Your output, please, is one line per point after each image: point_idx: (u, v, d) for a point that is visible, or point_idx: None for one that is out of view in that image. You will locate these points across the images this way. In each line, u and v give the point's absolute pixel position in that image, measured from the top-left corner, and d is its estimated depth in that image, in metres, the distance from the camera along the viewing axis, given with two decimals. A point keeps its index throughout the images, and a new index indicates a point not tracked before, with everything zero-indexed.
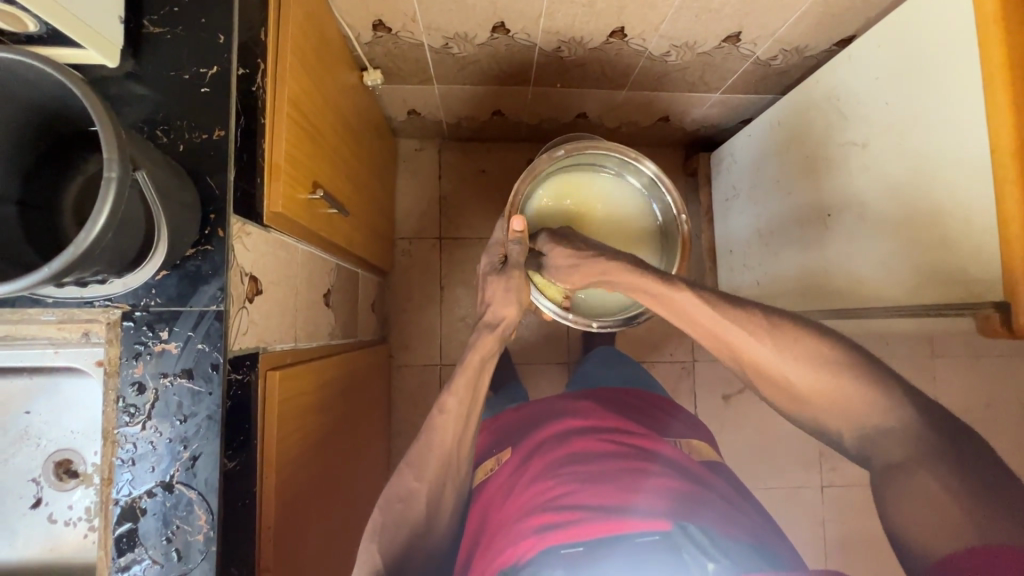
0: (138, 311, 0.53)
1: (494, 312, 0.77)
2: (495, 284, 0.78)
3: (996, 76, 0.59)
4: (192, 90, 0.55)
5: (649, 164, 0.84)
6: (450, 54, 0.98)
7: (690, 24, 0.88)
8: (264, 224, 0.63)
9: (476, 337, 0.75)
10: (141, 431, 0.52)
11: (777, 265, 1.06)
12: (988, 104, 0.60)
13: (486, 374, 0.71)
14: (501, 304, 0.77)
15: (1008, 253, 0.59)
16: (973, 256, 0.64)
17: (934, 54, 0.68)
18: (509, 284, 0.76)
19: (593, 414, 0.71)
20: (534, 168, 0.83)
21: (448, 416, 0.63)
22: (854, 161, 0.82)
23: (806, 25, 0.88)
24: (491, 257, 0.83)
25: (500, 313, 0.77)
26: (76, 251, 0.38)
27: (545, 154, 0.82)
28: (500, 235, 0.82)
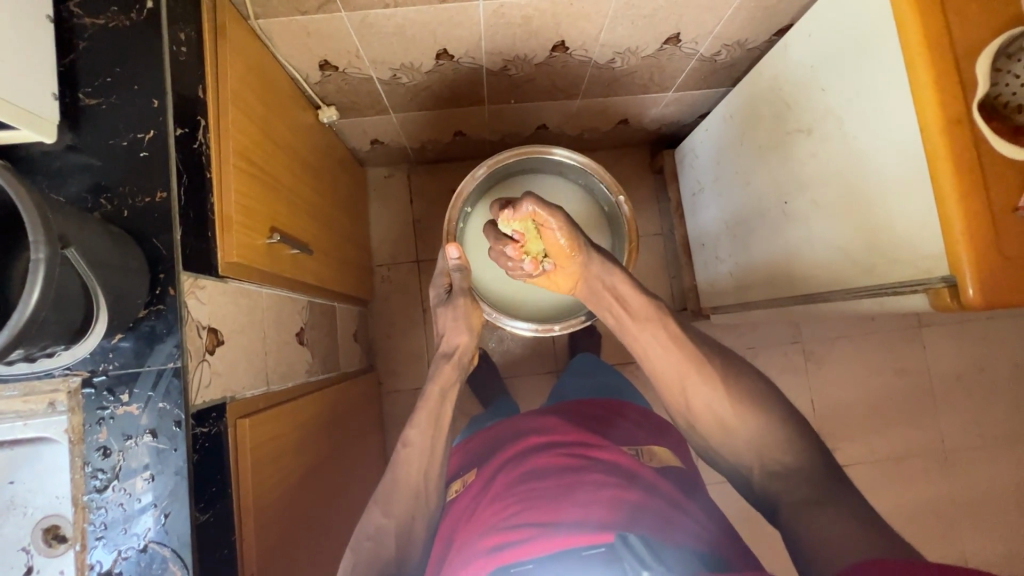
0: (98, 376, 0.54)
1: (448, 341, 0.78)
2: (445, 314, 0.79)
3: (918, 56, 0.60)
4: (132, 155, 0.57)
5: (561, 151, 0.88)
6: (400, 84, 1.00)
7: (628, 31, 0.90)
8: (222, 275, 0.64)
9: (434, 370, 0.76)
10: (110, 494, 0.53)
11: (745, 257, 1.06)
12: (913, 85, 0.61)
13: (449, 402, 0.73)
14: (454, 332, 0.79)
15: (948, 233, 0.59)
16: (914, 233, 0.65)
17: (861, 38, 0.69)
18: (456, 312, 0.78)
19: (555, 428, 0.72)
20: (461, 189, 0.87)
21: (412, 448, 0.67)
22: (801, 149, 0.84)
23: (741, 20, 0.89)
24: (437, 288, 0.82)
25: (454, 341, 0.79)
26: (11, 331, 0.39)
27: (468, 175, 0.86)
28: (443, 263, 0.82)
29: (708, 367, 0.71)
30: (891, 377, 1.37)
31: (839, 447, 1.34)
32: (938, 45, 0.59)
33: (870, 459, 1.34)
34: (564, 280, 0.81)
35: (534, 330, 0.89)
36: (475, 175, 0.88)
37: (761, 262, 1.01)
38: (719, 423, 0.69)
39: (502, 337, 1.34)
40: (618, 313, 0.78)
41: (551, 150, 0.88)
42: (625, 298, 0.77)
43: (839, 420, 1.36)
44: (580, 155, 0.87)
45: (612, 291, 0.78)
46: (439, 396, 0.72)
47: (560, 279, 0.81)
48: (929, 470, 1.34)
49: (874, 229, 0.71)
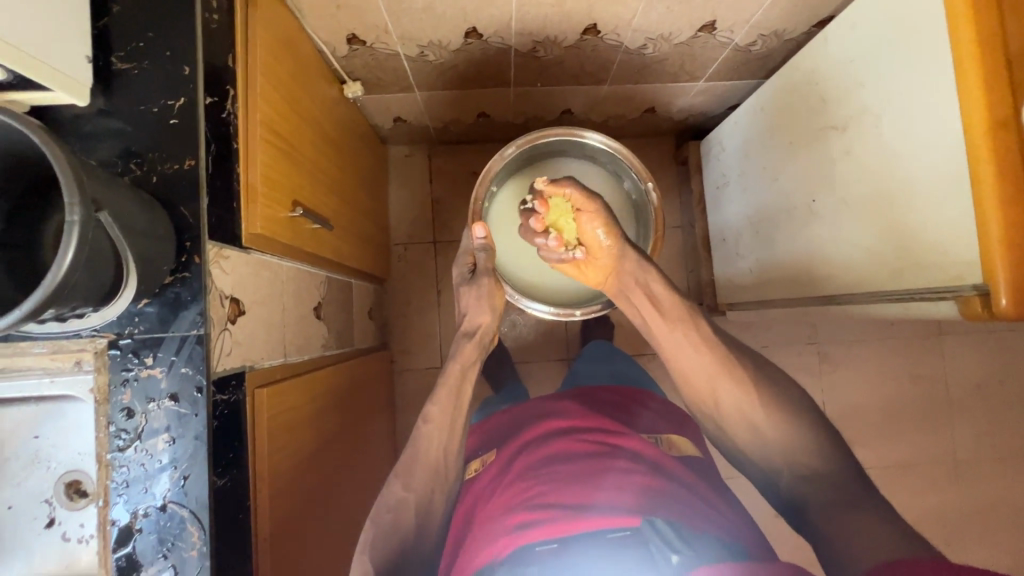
0: (123, 338, 0.55)
1: (471, 321, 0.80)
2: (467, 295, 0.81)
3: (966, 53, 0.58)
4: (162, 122, 0.57)
5: (593, 135, 0.86)
6: (427, 62, 0.99)
7: (663, 17, 0.87)
8: (245, 246, 0.65)
9: (455, 350, 0.78)
10: (132, 453, 0.54)
11: (768, 255, 1.04)
12: (959, 84, 0.59)
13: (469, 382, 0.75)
14: (477, 312, 0.80)
15: (985, 238, 0.58)
16: (947, 238, 0.63)
17: (907, 32, 0.66)
18: (480, 292, 0.79)
19: (577, 415, 0.72)
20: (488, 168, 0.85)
21: (432, 424, 0.67)
22: (834, 146, 0.81)
23: (780, 10, 0.87)
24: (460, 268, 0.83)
25: (477, 320, 0.80)
26: (48, 287, 0.39)
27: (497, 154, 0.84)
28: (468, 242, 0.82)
29: (737, 370, 0.69)
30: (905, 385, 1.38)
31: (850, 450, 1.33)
32: (990, 41, 0.57)
33: None
34: (595, 273, 0.83)
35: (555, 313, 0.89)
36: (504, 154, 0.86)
37: (783, 259, 0.99)
38: (750, 424, 0.65)
39: (515, 322, 1.34)
40: (648, 313, 0.80)
41: (583, 134, 0.87)
42: (657, 298, 0.79)
43: (852, 424, 1.34)
44: (612, 140, 0.86)
45: (644, 289, 0.80)
46: (458, 375, 0.74)
47: (590, 271, 0.83)
48: (940, 478, 1.33)
49: (904, 232, 0.69)
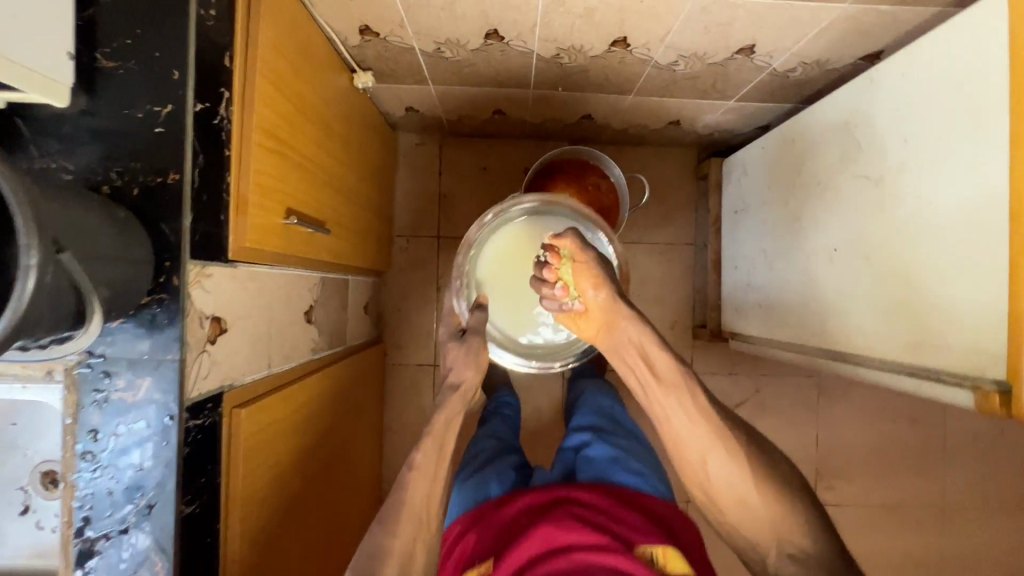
0: (94, 357, 0.52)
1: (456, 375, 0.75)
2: (454, 352, 0.77)
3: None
4: (147, 130, 0.53)
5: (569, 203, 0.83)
6: (443, 58, 0.93)
7: (699, 37, 0.81)
8: (230, 260, 0.61)
9: (440, 402, 0.73)
10: (99, 475, 0.53)
11: (777, 295, 1.00)
12: (1013, 161, 0.54)
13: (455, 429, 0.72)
14: (461, 367, 0.75)
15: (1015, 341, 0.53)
16: (971, 325, 0.59)
17: (965, 89, 0.60)
18: (469, 351, 0.76)
19: (569, 514, 0.70)
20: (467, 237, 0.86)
21: (419, 473, 0.65)
22: (864, 198, 0.76)
23: (826, 40, 0.80)
24: (448, 327, 0.83)
25: (462, 374, 0.75)
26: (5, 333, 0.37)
27: (474, 224, 0.83)
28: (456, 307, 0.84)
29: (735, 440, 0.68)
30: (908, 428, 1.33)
31: (836, 487, 1.33)
32: None
33: (865, 503, 1.32)
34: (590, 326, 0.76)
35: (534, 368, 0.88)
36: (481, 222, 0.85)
37: (791, 302, 0.95)
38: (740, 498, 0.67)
39: None
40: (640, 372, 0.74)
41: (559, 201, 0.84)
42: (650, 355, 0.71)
43: (841, 462, 1.33)
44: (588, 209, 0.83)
45: (639, 350, 0.72)
46: (441, 428, 0.70)
47: (584, 323, 0.77)
48: (925, 524, 1.32)
49: (924, 306, 0.66)
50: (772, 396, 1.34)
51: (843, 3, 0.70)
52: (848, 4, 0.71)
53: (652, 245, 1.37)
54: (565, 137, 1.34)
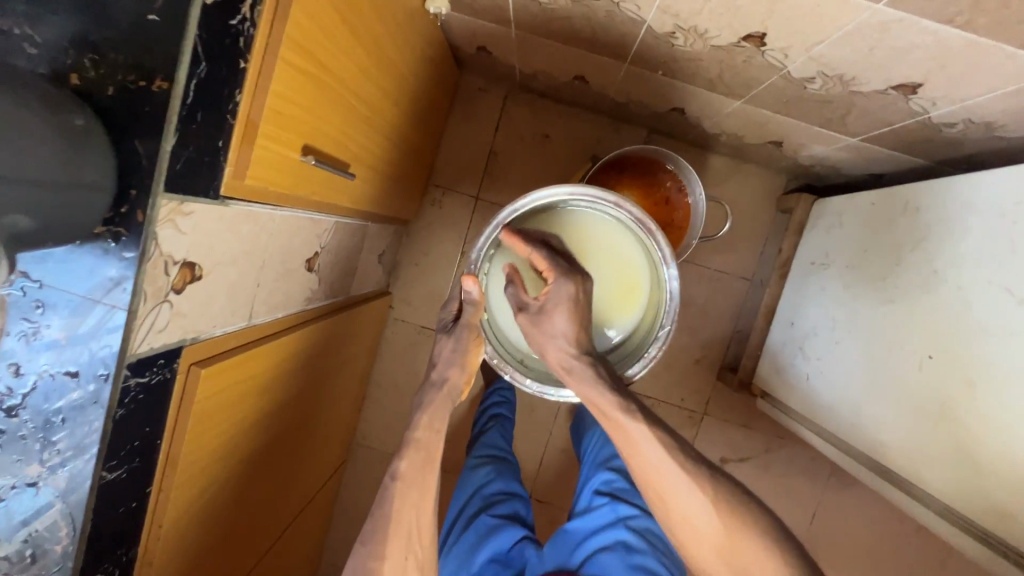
0: (29, 281, 0.43)
1: (439, 373, 0.69)
2: (443, 345, 0.70)
3: None
4: (137, 13, 0.41)
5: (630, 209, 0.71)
6: (536, 2, 0.77)
7: (855, 58, 0.64)
8: (223, 198, 0.50)
9: (422, 399, 0.68)
10: (10, 419, 0.44)
11: (829, 376, 0.87)
12: None
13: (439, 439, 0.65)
14: (447, 365, 0.69)
15: None
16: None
17: None
18: (457, 344, 0.69)
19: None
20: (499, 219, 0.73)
21: (403, 483, 0.60)
22: (991, 312, 0.62)
23: (1016, 102, 0.62)
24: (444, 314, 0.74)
25: (445, 373, 0.69)
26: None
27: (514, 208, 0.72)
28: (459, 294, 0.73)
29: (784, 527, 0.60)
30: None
31: None
32: None
33: None
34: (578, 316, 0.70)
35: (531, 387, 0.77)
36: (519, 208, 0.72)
37: (838, 396, 0.84)
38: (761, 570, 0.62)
39: None
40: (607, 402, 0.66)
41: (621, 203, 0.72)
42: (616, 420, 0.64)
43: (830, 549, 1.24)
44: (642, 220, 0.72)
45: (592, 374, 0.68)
46: (425, 429, 0.64)
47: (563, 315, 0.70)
48: None
49: (1019, 477, 0.56)
50: (781, 462, 1.23)
51: None
52: None
53: (702, 269, 1.23)
54: (645, 125, 1.17)
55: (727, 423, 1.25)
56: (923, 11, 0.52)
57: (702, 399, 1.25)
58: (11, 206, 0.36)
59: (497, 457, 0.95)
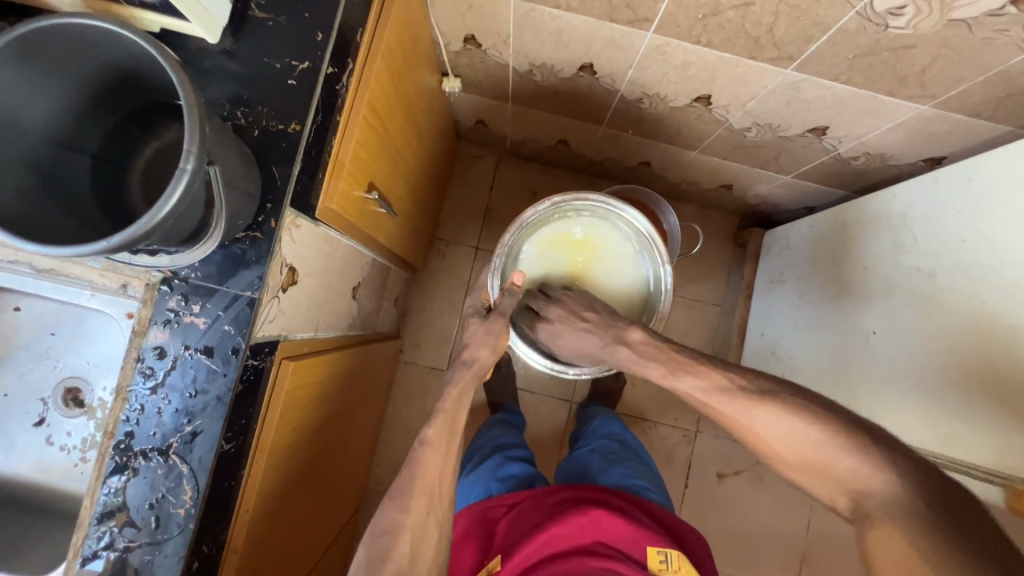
0: (178, 279, 0.54)
1: (471, 352, 0.77)
2: (474, 328, 0.80)
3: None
4: (280, 79, 0.56)
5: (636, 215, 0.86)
6: (531, 81, 0.99)
7: (778, 109, 0.86)
8: (316, 218, 0.63)
9: (451, 376, 0.75)
10: (152, 394, 0.53)
11: (800, 368, 1.02)
12: None
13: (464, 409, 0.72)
14: (478, 345, 0.78)
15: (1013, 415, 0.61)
16: (983, 437, 0.66)
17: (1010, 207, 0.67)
18: (489, 328, 0.79)
19: (583, 506, 0.70)
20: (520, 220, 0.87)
21: (430, 448, 0.67)
22: (911, 288, 0.79)
23: (896, 135, 0.84)
24: (475, 302, 0.85)
25: (476, 353, 0.77)
26: (149, 219, 0.38)
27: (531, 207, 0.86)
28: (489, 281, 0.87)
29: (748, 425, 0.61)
30: None
31: None
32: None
33: None
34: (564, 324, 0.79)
35: (550, 367, 0.88)
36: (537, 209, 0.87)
37: (810, 381, 0.98)
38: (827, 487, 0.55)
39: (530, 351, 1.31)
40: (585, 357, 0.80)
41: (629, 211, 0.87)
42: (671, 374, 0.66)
43: (828, 553, 1.30)
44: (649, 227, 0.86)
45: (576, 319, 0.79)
46: (453, 401, 0.71)
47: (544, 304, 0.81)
48: None
49: (947, 408, 0.70)
50: (771, 471, 1.33)
51: (923, 105, 0.75)
52: (929, 105, 0.75)
53: (679, 299, 1.40)
54: (617, 179, 1.38)
55: (719, 438, 1.35)
56: (818, 73, 0.74)
57: (693, 417, 1.35)
58: (234, 205, 0.49)
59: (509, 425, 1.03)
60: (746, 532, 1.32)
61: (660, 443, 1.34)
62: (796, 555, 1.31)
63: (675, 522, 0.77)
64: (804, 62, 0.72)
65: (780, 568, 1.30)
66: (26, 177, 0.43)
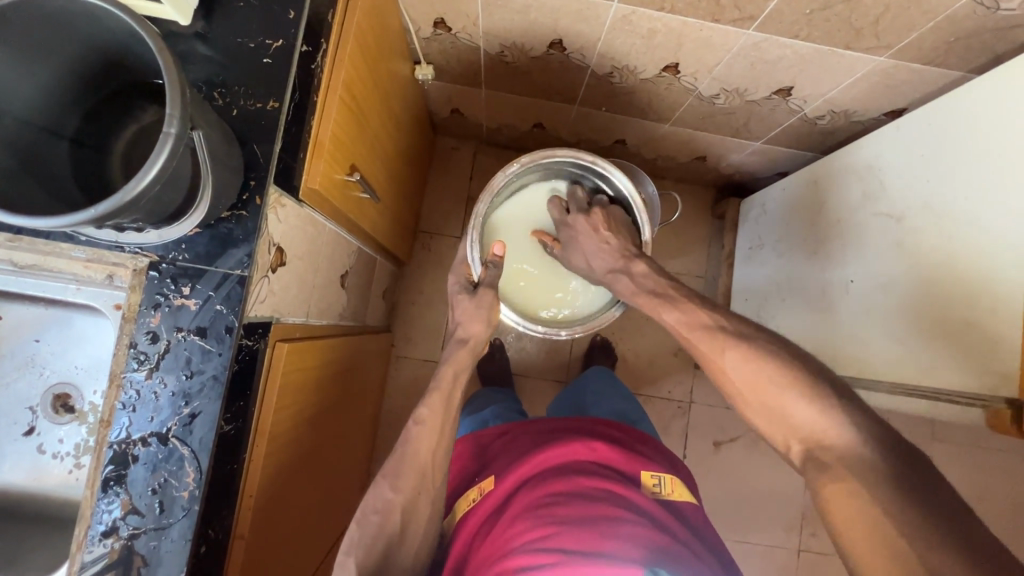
0: (165, 263, 0.54)
1: (465, 329, 0.77)
2: (464, 304, 0.80)
3: (989, 217, 0.66)
4: (255, 59, 0.57)
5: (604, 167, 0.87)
6: (503, 62, 1.00)
7: (744, 72, 0.88)
8: (299, 199, 0.63)
9: (447, 354, 0.75)
10: (147, 379, 0.53)
11: (785, 322, 1.05)
12: (1013, 214, 0.63)
13: (460, 387, 0.72)
14: (471, 321, 0.78)
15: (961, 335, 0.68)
16: (960, 358, 0.68)
17: (970, 142, 0.70)
18: (480, 303, 0.79)
19: (580, 436, 0.71)
20: (493, 184, 0.87)
21: (423, 428, 0.66)
22: (885, 230, 0.82)
23: (858, 90, 0.88)
24: (460, 278, 0.84)
25: (469, 328, 0.78)
26: (137, 185, 0.39)
27: (501, 171, 0.85)
28: (469, 254, 0.86)
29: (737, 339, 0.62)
30: (960, 483, 1.17)
31: (820, 534, 1.33)
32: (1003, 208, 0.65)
33: None
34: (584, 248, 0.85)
35: (542, 331, 0.89)
36: (508, 171, 0.87)
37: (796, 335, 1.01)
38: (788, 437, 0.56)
39: (522, 335, 1.32)
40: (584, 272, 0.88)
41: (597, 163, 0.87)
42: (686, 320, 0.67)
43: None
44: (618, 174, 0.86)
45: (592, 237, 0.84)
46: (450, 379, 0.71)
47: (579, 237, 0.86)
48: None
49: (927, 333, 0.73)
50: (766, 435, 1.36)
51: (880, 56, 0.78)
52: (886, 56, 0.78)
53: None
54: None
55: (713, 407, 1.37)
56: (778, 31, 0.76)
57: (686, 389, 1.37)
58: (219, 174, 0.49)
59: (508, 399, 1.06)
60: (747, 496, 1.34)
61: (656, 416, 1.36)
62: (797, 515, 1.34)
63: (669, 455, 0.78)
64: (764, 22, 0.75)
65: (783, 529, 1.33)
66: (8, 157, 0.44)
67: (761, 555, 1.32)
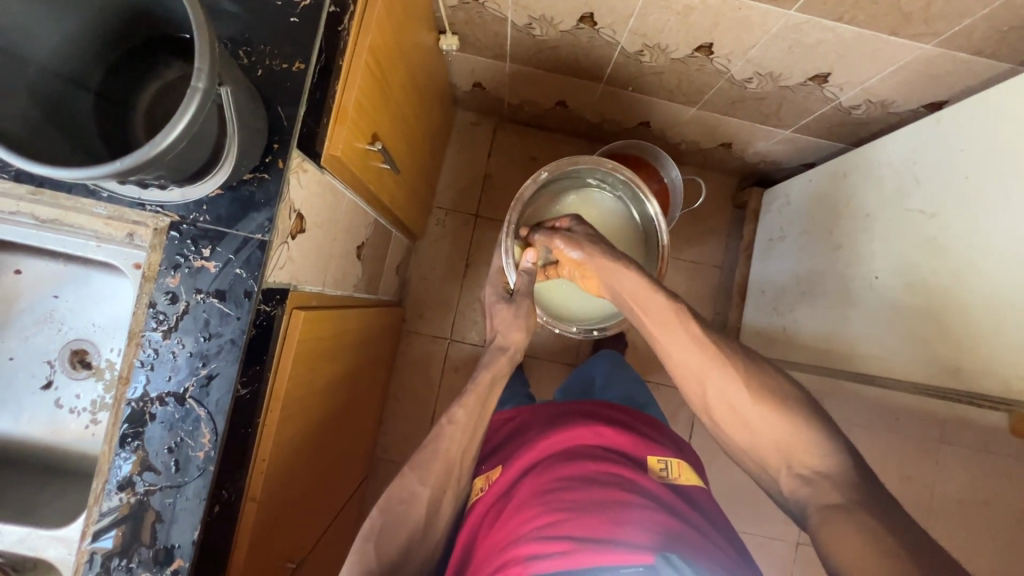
0: (186, 224, 0.53)
1: (503, 335, 0.78)
2: (503, 312, 0.81)
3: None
4: (282, 17, 0.55)
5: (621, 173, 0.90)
6: (530, 36, 0.97)
7: (781, 56, 0.85)
8: (320, 165, 0.62)
9: (487, 359, 0.75)
10: (165, 339, 0.53)
11: (804, 319, 1.04)
12: None
13: (497, 391, 0.73)
14: (509, 328, 0.79)
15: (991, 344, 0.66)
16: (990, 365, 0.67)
17: (1011, 140, 0.68)
18: (517, 310, 0.81)
19: (587, 420, 0.71)
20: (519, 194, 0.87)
21: (457, 426, 0.66)
22: (914, 229, 0.80)
23: (897, 80, 0.84)
24: (495, 288, 0.86)
25: (509, 335, 0.79)
26: (164, 141, 0.38)
27: (531, 178, 0.86)
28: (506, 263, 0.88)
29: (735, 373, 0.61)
30: None
31: None
32: None
33: None
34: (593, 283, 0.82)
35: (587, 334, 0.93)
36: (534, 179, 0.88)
37: (814, 331, 1.00)
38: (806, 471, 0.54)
39: None
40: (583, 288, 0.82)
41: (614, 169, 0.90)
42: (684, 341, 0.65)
43: None
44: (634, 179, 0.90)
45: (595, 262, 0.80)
46: (486, 384, 0.72)
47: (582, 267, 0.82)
48: None
49: (954, 336, 0.71)
50: None
51: (926, 44, 0.75)
52: (931, 45, 0.75)
53: (680, 261, 1.40)
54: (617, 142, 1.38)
55: None
56: (822, 13, 0.73)
57: None
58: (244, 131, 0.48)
59: (519, 380, 1.06)
60: (749, 487, 1.34)
61: (663, 404, 1.36)
62: None
63: (679, 440, 0.78)
64: (808, 3, 0.72)
65: (783, 521, 1.33)
66: (31, 108, 0.43)
67: (759, 544, 1.33)
